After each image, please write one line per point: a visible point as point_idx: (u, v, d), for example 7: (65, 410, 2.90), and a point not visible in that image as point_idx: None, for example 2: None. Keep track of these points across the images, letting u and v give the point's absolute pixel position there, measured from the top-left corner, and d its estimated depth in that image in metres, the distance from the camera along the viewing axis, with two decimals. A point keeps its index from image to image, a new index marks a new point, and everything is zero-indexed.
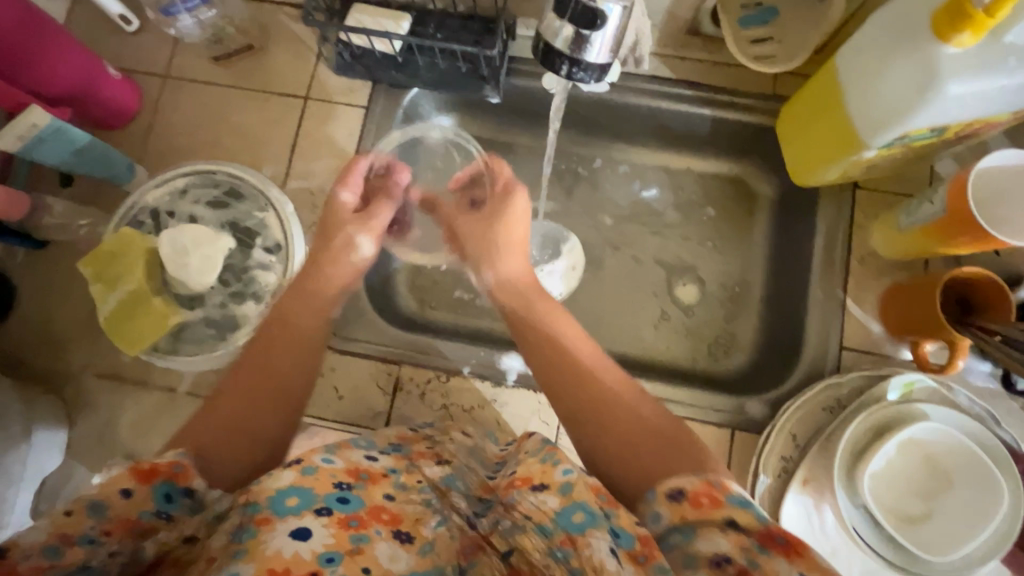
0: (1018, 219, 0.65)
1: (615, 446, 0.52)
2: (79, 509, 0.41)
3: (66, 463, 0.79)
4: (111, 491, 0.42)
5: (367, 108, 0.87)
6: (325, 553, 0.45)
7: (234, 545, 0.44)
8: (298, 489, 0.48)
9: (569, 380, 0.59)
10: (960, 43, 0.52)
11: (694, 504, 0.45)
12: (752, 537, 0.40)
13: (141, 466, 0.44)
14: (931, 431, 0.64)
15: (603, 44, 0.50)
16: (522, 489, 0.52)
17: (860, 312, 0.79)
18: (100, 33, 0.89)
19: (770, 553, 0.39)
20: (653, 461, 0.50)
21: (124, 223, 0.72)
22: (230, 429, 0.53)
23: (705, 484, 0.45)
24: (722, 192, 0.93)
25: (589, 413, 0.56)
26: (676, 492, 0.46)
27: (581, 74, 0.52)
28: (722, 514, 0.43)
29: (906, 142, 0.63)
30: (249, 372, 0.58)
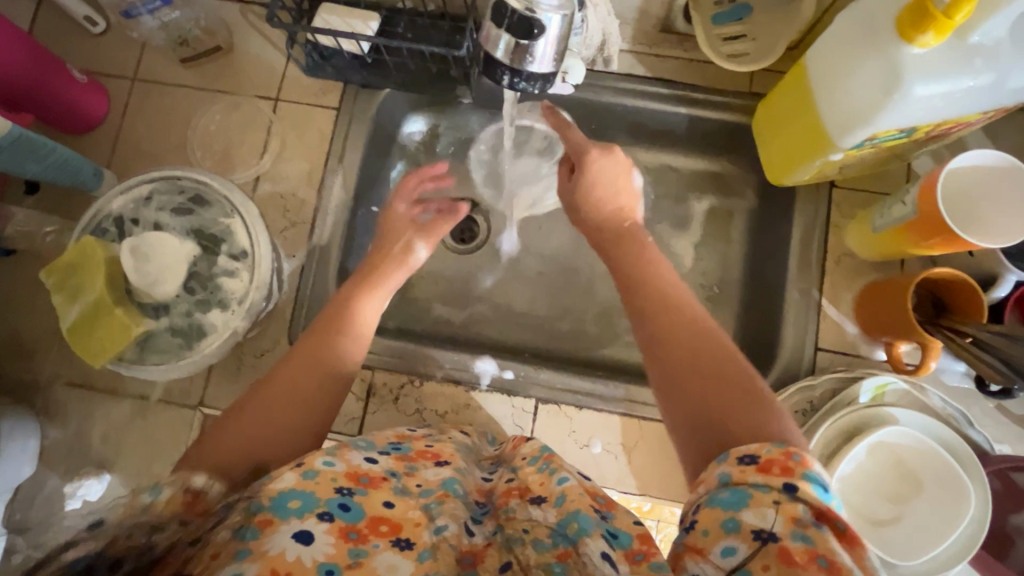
0: (990, 220, 0.64)
1: (686, 389, 0.51)
2: (138, 527, 0.40)
3: (38, 472, 0.78)
4: (171, 516, 0.43)
5: (338, 109, 0.86)
6: (325, 564, 0.44)
7: (236, 545, 0.44)
8: (301, 492, 0.47)
9: (657, 307, 0.59)
10: (924, 44, 0.51)
11: (764, 470, 0.42)
12: (808, 512, 0.39)
13: (192, 499, 0.46)
14: (897, 433, 0.65)
15: (548, 47, 0.49)
16: (518, 500, 0.54)
17: (835, 311, 0.78)
18: (66, 36, 0.87)
19: (824, 532, 0.38)
20: (723, 415, 0.48)
21: (87, 231, 0.71)
22: (247, 450, 0.54)
23: (782, 454, 0.42)
24: (700, 191, 0.92)
25: (665, 347, 0.55)
26: (749, 456, 0.43)
27: (524, 85, 0.52)
28: (788, 483, 0.40)
29: (875, 143, 0.62)
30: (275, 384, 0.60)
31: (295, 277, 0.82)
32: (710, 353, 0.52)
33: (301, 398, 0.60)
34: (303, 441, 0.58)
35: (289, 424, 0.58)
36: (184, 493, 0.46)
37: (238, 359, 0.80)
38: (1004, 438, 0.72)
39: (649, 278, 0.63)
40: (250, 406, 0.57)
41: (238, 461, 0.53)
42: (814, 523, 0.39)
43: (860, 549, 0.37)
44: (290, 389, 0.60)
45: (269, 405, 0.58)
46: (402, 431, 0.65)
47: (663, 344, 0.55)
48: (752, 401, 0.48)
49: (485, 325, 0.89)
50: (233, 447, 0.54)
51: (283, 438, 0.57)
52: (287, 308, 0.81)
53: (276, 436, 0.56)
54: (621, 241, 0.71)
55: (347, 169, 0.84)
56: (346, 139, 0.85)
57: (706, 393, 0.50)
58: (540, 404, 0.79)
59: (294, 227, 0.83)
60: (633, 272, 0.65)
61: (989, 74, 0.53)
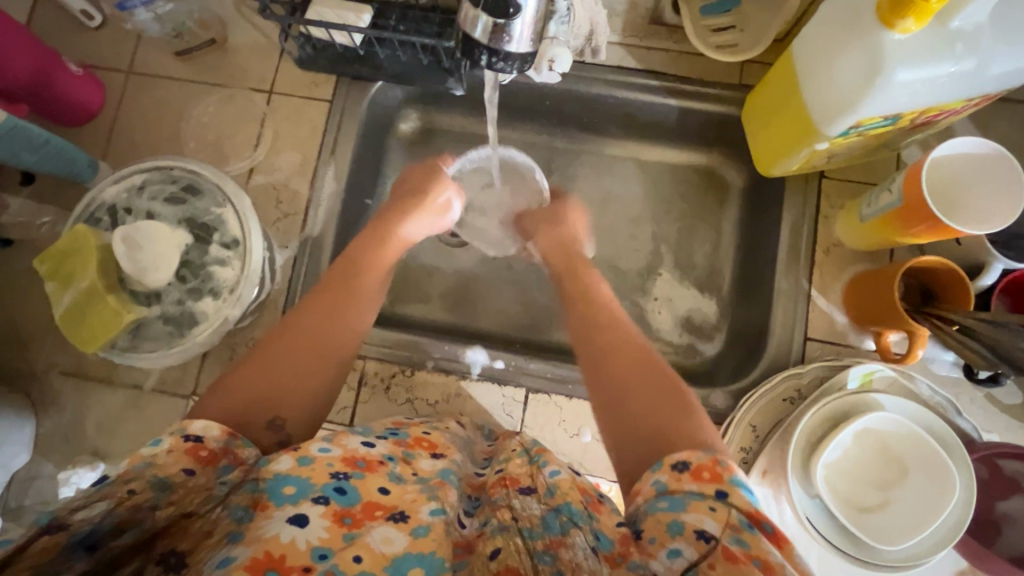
0: (975, 206, 0.64)
1: (623, 398, 0.55)
2: (143, 486, 0.43)
3: (33, 461, 0.79)
4: (175, 469, 0.45)
5: (331, 101, 0.86)
6: (319, 548, 0.45)
7: (232, 526, 0.46)
8: (296, 478, 0.48)
9: (598, 327, 0.64)
10: (905, 29, 0.51)
11: (696, 476, 0.45)
12: (741, 515, 0.42)
13: (197, 447, 0.47)
14: (885, 420, 0.65)
15: (524, 30, 0.49)
16: (508, 491, 0.54)
17: (825, 302, 0.77)
18: (62, 30, 0.88)
19: (757, 533, 0.41)
20: (657, 421, 0.52)
21: (81, 221, 0.72)
22: (260, 401, 0.54)
23: (711, 460, 0.46)
24: (691, 182, 0.93)
25: (604, 362, 0.60)
26: (681, 462, 0.47)
27: (502, 64, 0.51)
28: (719, 490, 0.44)
29: (860, 131, 0.63)
30: (293, 340, 0.59)
31: (288, 268, 0.82)
32: (645, 368, 0.57)
33: (313, 356, 0.59)
34: (315, 399, 0.58)
35: (302, 381, 0.57)
36: (189, 438, 0.47)
37: (231, 349, 0.80)
38: (993, 426, 0.72)
39: (590, 302, 0.69)
40: (262, 360, 0.57)
41: (250, 411, 0.53)
42: (747, 527, 0.41)
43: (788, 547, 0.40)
44: (302, 347, 0.59)
45: (282, 359, 0.58)
46: (400, 420, 0.65)
47: (603, 360, 0.60)
48: (682, 414, 0.52)
49: (477, 316, 0.90)
50: (251, 393, 0.54)
51: (296, 394, 0.56)
52: (279, 298, 0.81)
53: (289, 393, 0.56)
54: (570, 268, 0.77)
55: (339, 161, 0.85)
56: (338, 132, 0.85)
57: (642, 406, 0.53)
58: (530, 393, 0.80)
59: (287, 218, 0.84)
60: (579, 298, 0.70)
61: (971, 60, 0.53)
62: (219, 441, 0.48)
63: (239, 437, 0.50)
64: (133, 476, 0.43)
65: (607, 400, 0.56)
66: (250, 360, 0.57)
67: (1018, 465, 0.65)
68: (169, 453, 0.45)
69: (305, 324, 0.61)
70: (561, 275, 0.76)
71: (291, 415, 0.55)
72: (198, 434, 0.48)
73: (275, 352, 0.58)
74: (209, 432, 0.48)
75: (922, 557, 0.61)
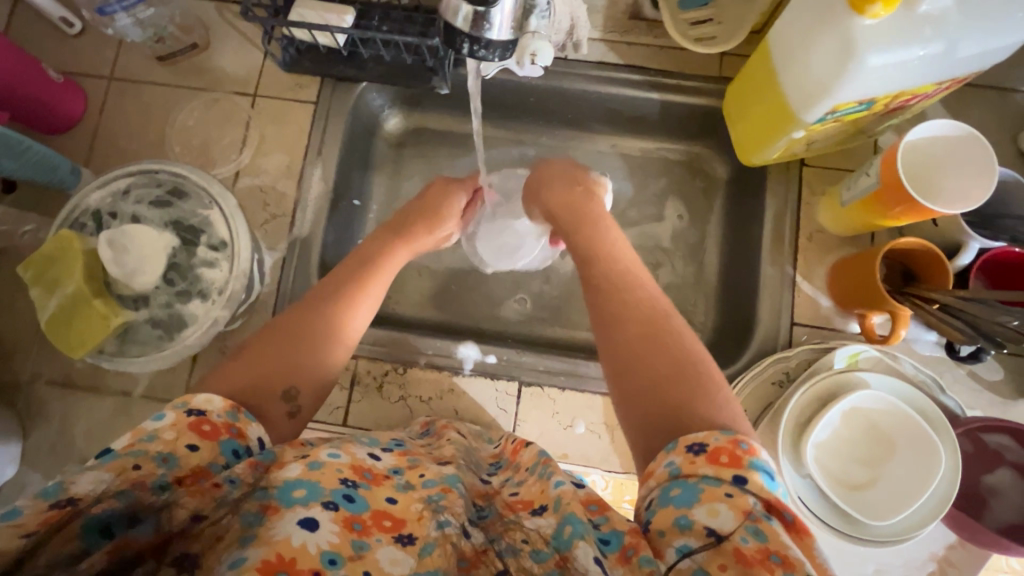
0: (951, 187, 0.66)
1: (637, 377, 0.54)
2: (147, 461, 0.42)
3: (20, 472, 0.77)
4: (177, 446, 0.44)
5: (316, 102, 0.86)
6: (329, 553, 0.44)
7: (242, 531, 0.44)
8: (306, 482, 0.47)
9: (611, 296, 0.62)
10: (876, 15, 0.53)
11: (713, 460, 0.44)
12: (759, 504, 0.42)
13: (199, 422, 0.46)
14: (870, 399, 0.67)
15: (504, 19, 0.50)
16: (523, 513, 0.51)
17: (810, 286, 0.79)
18: (42, 37, 0.88)
19: (774, 524, 0.41)
20: (673, 398, 0.50)
21: (65, 226, 0.71)
22: (276, 374, 0.55)
23: (730, 442, 0.45)
24: (675, 174, 0.94)
25: (617, 334, 0.58)
26: (697, 445, 0.45)
27: (484, 52, 0.52)
28: (736, 475, 0.43)
29: (836, 117, 0.64)
30: (304, 316, 0.61)
31: (276, 269, 0.82)
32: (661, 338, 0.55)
33: (325, 331, 0.60)
34: (328, 370, 0.59)
35: (315, 355, 0.58)
36: (191, 414, 0.46)
37: (221, 353, 0.80)
38: (976, 403, 0.74)
39: (609, 267, 0.66)
40: (276, 336, 0.58)
41: (261, 385, 0.54)
42: (764, 516, 0.41)
43: (806, 537, 0.41)
44: (315, 322, 0.60)
45: (292, 338, 0.58)
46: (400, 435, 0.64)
47: (620, 322, 0.58)
48: (700, 388, 0.51)
49: (467, 312, 0.90)
50: (264, 368, 0.55)
51: (306, 368, 0.57)
52: (268, 301, 0.81)
53: (302, 365, 0.57)
54: (584, 233, 0.72)
55: (326, 162, 0.85)
56: (323, 133, 0.86)
57: (660, 378, 0.52)
58: (523, 386, 0.80)
59: (274, 220, 0.84)
60: (595, 256, 0.68)
61: (939, 43, 0.55)
62: (220, 415, 0.48)
63: (240, 409, 0.49)
64: (137, 451, 0.43)
65: (620, 371, 0.55)
66: (264, 337, 0.58)
67: (1001, 438, 0.67)
68: (170, 428, 0.45)
69: (315, 301, 0.63)
70: (575, 237, 0.72)
71: (305, 385, 0.56)
72: (200, 408, 0.47)
73: (287, 327, 0.59)
74: (207, 409, 0.47)
75: (912, 532, 0.62)
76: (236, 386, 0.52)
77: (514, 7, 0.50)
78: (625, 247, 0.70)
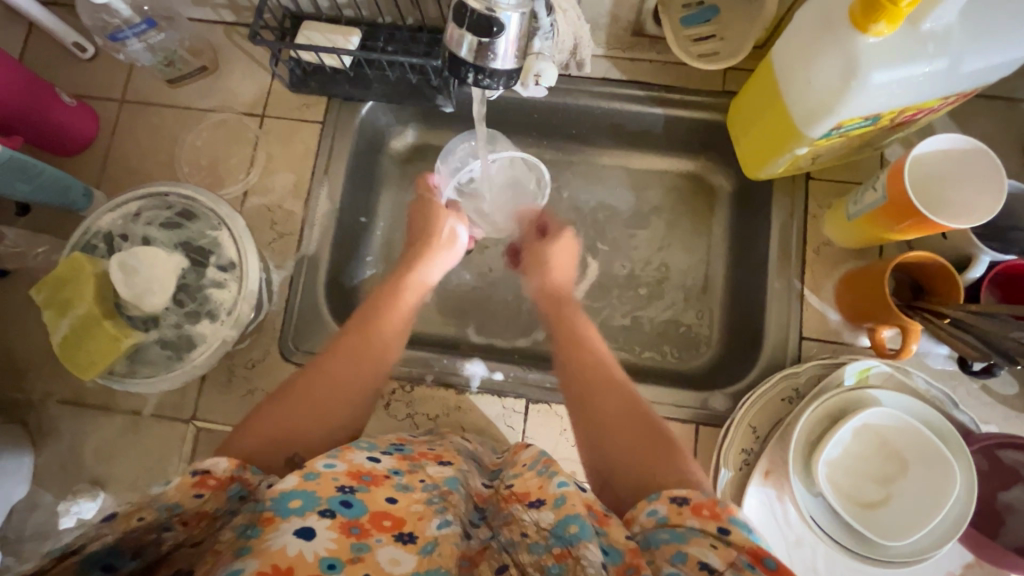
0: (957, 201, 0.66)
1: (616, 445, 0.55)
2: (152, 511, 0.41)
3: (32, 492, 0.78)
4: (185, 497, 0.43)
5: (323, 122, 0.87)
6: (327, 559, 0.44)
7: (238, 541, 0.44)
8: (301, 492, 0.47)
9: (587, 370, 0.65)
10: (878, 33, 0.53)
11: (697, 513, 0.44)
12: (743, 555, 0.40)
13: (204, 478, 0.45)
14: (882, 415, 0.66)
15: (509, 47, 0.50)
16: (518, 505, 0.52)
17: (817, 300, 0.78)
18: (56, 62, 0.90)
19: (759, 572, 0.38)
20: (650, 464, 0.52)
21: (77, 249, 0.72)
22: (279, 441, 0.54)
23: (711, 500, 0.45)
24: (681, 188, 0.94)
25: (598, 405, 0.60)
26: (680, 497, 0.46)
27: (489, 81, 0.53)
28: (720, 527, 0.42)
29: (842, 132, 0.64)
30: (318, 376, 0.60)
31: (284, 288, 0.83)
32: (631, 407, 0.59)
33: (332, 397, 0.59)
34: (334, 436, 0.58)
35: (321, 420, 0.57)
36: (196, 472, 0.45)
37: (230, 372, 0.80)
38: (991, 417, 0.72)
39: (578, 340, 0.70)
40: (284, 400, 0.58)
41: (269, 451, 0.53)
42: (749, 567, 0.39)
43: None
44: (324, 387, 0.59)
45: (304, 400, 0.58)
46: (403, 436, 0.64)
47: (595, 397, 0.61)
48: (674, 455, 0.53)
49: (475, 328, 0.90)
50: (272, 434, 0.54)
51: (315, 433, 0.57)
52: (277, 319, 0.81)
53: (307, 432, 0.56)
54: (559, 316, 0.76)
55: (332, 181, 0.86)
56: (330, 152, 0.86)
57: (637, 448, 0.54)
58: (531, 404, 0.80)
59: (282, 239, 0.85)
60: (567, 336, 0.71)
61: (944, 59, 0.55)
62: (225, 469, 0.47)
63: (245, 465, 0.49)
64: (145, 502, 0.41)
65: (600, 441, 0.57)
66: (272, 401, 0.58)
67: (1016, 455, 0.66)
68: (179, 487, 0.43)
69: (332, 359, 0.62)
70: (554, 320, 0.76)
71: (308, 453, 0.56)
72: (206, 467, 0.46)
73: (301, 389, 0.59)
74: (212, 463, 0.46)
75: (924, 554, 0.62)
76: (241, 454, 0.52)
77: (521, 35, 0.51)
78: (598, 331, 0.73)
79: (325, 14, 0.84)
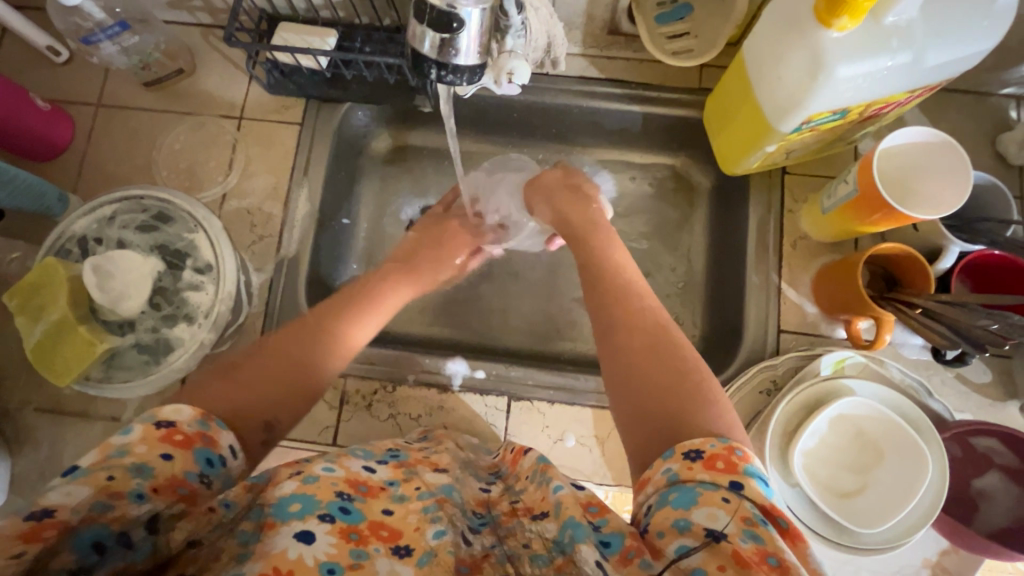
0: (928, 191, 0.67)
1: (638, 384, 0.54)
2: (121, 472, 0.41)
3: (10, 501, 0.77)
4: (150, 455, 0.42)
5: (301, 123, 0.87)
6: (326, 564, 0.43)
7: (239, 548, 0.44)
8: (301, 496, 0.46)
9: (620, 305, 0.63)
10: (842, 27, 0.54)
11: (710, 466, 0.44)
12: (756, 509, 0.41)
13: (170, 432, 0.44)
14: (858, 406, 0.67)
15: (471, 42, 0.51)
16: (522, 518, 0.52)
17: (795, 293, 0.79)
18: (30, 66, 0.89)
19: (771, 529, 0.40)
20: (670, 408, 0.50)
21: (51, 254, 0.71)
22: (254, 403, 0.52)
23: (726, 449, 0.45)
24: (661, 186, 0.94)
25: (625, 346, 0.58)
26: (693, 450, 0.45)
27: (451, 77, 0.54)
28: (733, 481, 0.43)
29: (813, 126, 0.65)
30: (289, 347, 0.59)
31: (264, 290, 0.82)
32: (658, 356, 0.56)
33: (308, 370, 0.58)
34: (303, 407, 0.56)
35: (294, 389, 0.56)
36: (161, 426, 0.44)
37: None
38: (966, 406, 0.74)
39: (615, 284, 0.67)
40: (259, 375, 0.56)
41: (244, 412, 0.51)
42: (761, 521, 0.40)
43: (800, 544, 0.40)
44: (301, 360, 0.58)
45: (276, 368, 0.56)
46: (400, 443, 0.64)
47: (624, 333, 0.59)
48: (699, 398, 0.51)
49: (458, 327, 0.90)
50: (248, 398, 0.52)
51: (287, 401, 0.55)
52: (257, 321, 0.81)
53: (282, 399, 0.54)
54: (600, 243, 0.74)
55: (312, 182, 0.86)
56: (310, 153, 0.86)
57: (661, 393, 0.52)
58: (513, 402, 0.80)
59: (261, 241, 0.84)
60: (600, 268, 0.70)
61: (906, 52, 0.56)
62: (191, 425, 0.46)
63: (211, 417, 0.47)
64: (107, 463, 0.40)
65: (625, 380, 0.55)
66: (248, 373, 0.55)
67: (989, 442, 0.67)
68: (140, 439, 0.43)
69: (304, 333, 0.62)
70: (581, 251, 0.74)
71: (283, 417, 0.54)
72: (170, 419, 0.45)
73: (272, 356, 0.57)
74: (177, 418, 0.45)
75: (898, 542, 0.63)
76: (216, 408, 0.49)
77: (482, 31, 0.51)
78: (633, 266, 0.71)
79: (301, 15, 0.84)
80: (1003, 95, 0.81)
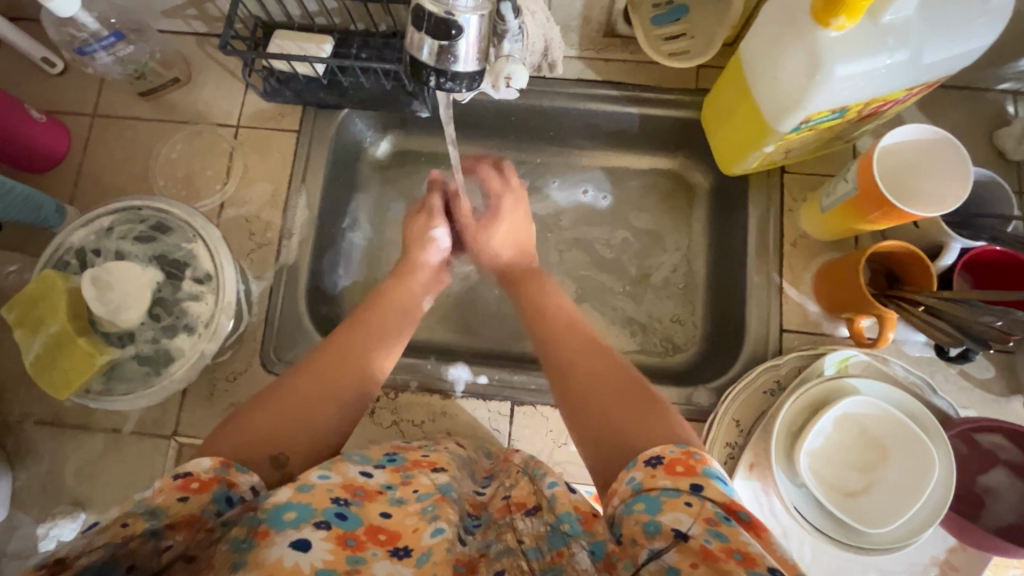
0: (927, 189, 0.67)
1: (592, 404, 0.56)
2: (135, 517, 0.40)
3: (11, 515, 0.76)
4: (168, 501, 0.42)
5: (298, 130, 0.87)
6: (323, 570, 0.42)
7: (232, 555, 0.42)
8: (297, 504, 0.46)
9: (564, 334, 0.66)
10: (840, 27, 0.54)
11: (670, 471, 0.45)
12: (717, 507, 0.41)
13: (186, 481, 0.44)
14: (860, 403, 0.67)
15: (469, 48, 0.51)
16: (516, 514, 0.52)
17: (795, 291, 0.79)
18: (24, 78, 0.89)
19: (733, 523, 0.40)
20: (625, 423, 0.52)
21: (48, 266, 0.71)
22: (265, 436, 0.52)
23: (684, 453, 0.46)
24: (659, 187, 0.94)
25: (576, 371, 0.60)
26: (655, 458, 0.46)
27: (450, 84, 0.54)
28: (693, 483, 0.43)
29: (811, 126, 0.65)
30: (306, 376, 0.59)
31: (264, 298, 0.82)
32: (610, 373, 0.58)
33: (325, 397, 0.58)
34: (321, 436, 0.56)
35: (310, 419, 0.56)
36: (178, 476, 0.45)
37: (211, 386, 0.79)
38: (969, 402, 0.74)
39: (557, 314, 0.70)
40: (271, 399, 0.56)
41: (253, 447, 0.51)
42: (724, 519, 0.41)
43: (765, 534, 0.40)
44: (317, 388, 0.58)
45: (290, 399, 0.56)
46: (398, 447, 0.64)
47: (570, 361, 0.62)
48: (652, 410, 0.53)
49: (459, 332, 0.90)
50: (258, 433, 0.52)
51: (301, 430, 0.54)
52: (257, 330, 0.81)
53: (296, 428, 0.54)
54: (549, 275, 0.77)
55: (310, 189, 0.85)
56: (307, 160, 0.86)
57: (616, 410, 0.54)
58: (516, 406, 0.80)
59: (260, 250, 0.84)
60: (547, 297, 0.73)
61: (904, 50, 0.56)
62: (208, 471, 0.46)
63: (230, 463, 0.48)
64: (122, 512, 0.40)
65: (581, 403, 0.57)
66: (261, 399, 0.56)
67: (993, 438, 0.67)
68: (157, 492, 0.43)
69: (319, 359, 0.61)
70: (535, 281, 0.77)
71: (295, 448, 0.53)
72: (188, 470, 0.46)
73: (287, 385, 0.57)
74: (191, 468, 0.46)
75: (906, 539, 0.62)
76: (230, 448, 0.50)
77: (481, 36, 0.51)
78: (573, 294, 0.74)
79: (297, 23, 0.84)
80: (1000, 90, 0.81)
